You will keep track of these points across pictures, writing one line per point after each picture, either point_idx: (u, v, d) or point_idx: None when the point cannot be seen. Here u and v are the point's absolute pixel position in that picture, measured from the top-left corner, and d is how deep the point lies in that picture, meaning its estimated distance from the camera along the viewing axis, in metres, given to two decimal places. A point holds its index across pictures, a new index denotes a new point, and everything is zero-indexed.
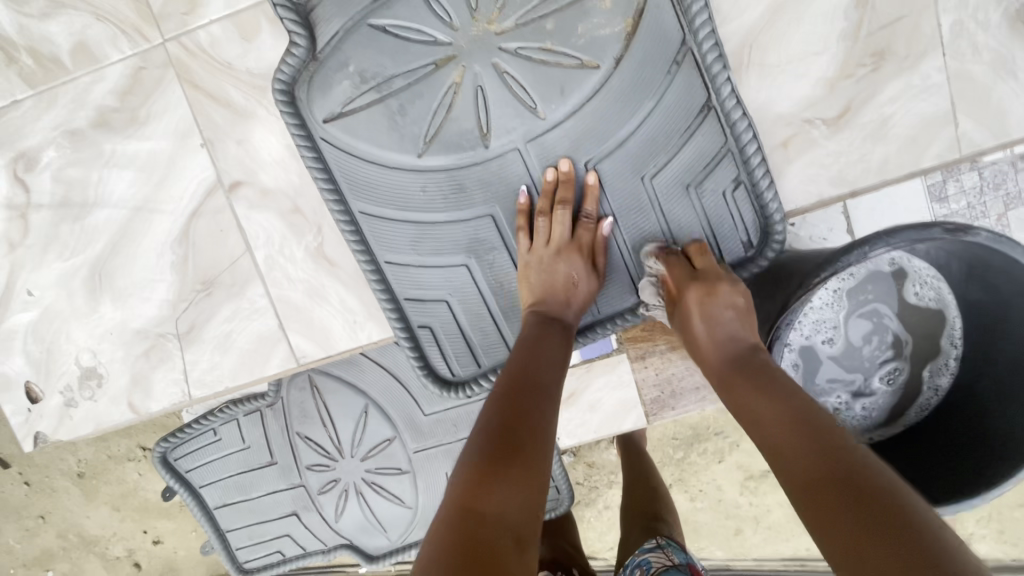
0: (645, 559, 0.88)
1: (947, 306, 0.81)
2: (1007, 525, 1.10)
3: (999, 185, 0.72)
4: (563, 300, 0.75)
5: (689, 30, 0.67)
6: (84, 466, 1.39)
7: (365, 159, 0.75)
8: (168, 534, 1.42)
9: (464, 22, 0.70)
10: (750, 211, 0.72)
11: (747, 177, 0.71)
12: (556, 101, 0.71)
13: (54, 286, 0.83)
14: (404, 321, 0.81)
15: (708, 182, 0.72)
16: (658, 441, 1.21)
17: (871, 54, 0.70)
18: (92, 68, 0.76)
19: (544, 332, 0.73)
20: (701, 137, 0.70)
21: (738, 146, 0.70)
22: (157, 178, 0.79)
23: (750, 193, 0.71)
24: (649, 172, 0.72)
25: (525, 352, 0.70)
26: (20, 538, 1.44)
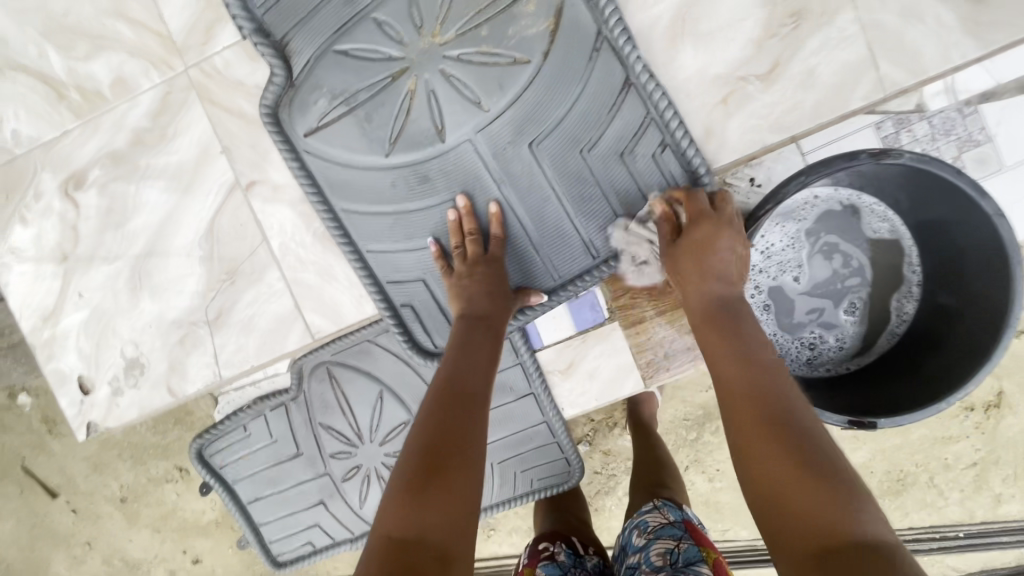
0: (641, 519, 0.94)
1: (901, 235, 0.87)
2: (998, 452, 1.14)
3: (950, 131, 0.81)
4: (486, 309, 0.84)
5: (602, 23, 0.79)
6: (124, 491, 1.48)
7: (341, 162, 0.87)
8: (205, 553, 1.50)
9: (412, 39, 0.82)
10: (678, 168, 0.82)
11: (671, 140, 0.81)
12: (496, 94, 0.82)
13: (101, 287, 0.95)
14: (387, 299, 0.92)
15: (638, 148, 0.82)
16: (671, 424, 1.26)
17: (790, 15, 0.80)
18: (128, 96, 0.90)
19: (470, 340, 0.80)
20: (627, 109, 0.81)
21: (659, 114, 0.81)
22: (184, 185, 0.92)
23: (676, 154, 0.81)
24: (586, 146, 0.82)
25: (456, 362, 0.78)
26: (68, 567, 1.53)
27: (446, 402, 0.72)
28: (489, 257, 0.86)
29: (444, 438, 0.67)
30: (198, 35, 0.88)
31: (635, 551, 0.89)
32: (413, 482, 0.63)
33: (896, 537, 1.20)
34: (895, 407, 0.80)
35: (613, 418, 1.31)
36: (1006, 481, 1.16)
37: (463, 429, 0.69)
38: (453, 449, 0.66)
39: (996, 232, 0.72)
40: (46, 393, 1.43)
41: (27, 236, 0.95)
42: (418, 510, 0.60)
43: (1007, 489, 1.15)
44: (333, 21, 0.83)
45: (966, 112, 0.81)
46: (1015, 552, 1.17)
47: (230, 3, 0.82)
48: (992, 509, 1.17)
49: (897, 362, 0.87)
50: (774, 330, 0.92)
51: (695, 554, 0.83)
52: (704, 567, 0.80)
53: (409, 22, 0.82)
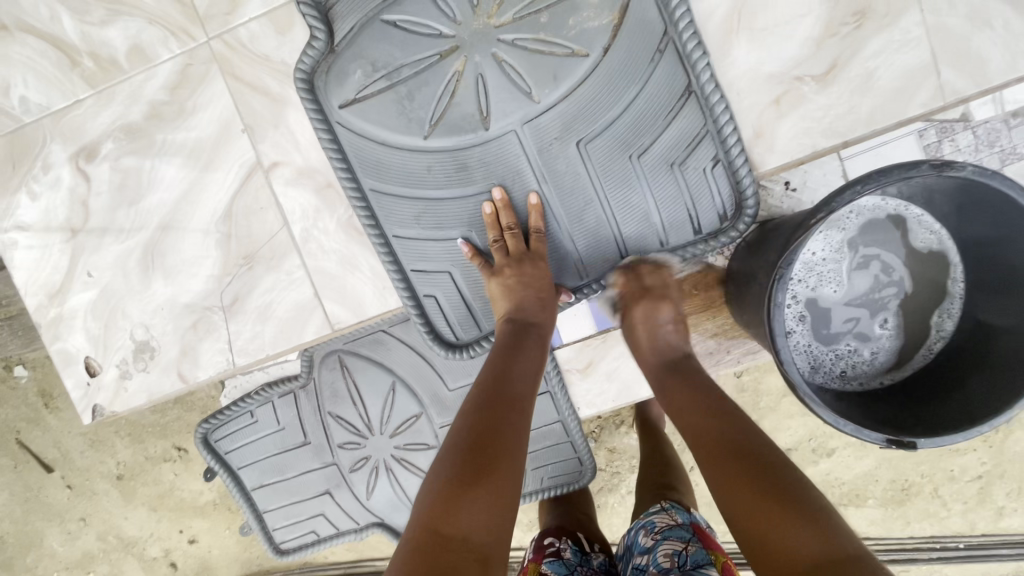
0: (649, 520, 0.91)
1: (947, 250, 0.85)
2: (1009, 469, 1.13)
3: (993, 142, 0.78)
4: (534, 313, 0.80)
5: (669, 23, 0.75)
6: (121, 469, 1.46)
7: (376, 138, 0.82)
8: (202, 533, 1.47)
9: (466, 17, 0.78)
10: (728, 187, 0.79)
11: (724, 155, 0.78)
12: (549, 86, 0.78)
13: (112, 266, 0.91)
14: (410, 288, 0.88)
15: (690, 160, 0.79)
16: (678, 424, 1.24)
17: (852, 13, 0.76)
18: (146, 67, 0.85)
19: (521, 345, 0.77)
20: (684, 118, 0.77)
21: (717, 127, 0.77)
22: (203, 163, 0.87)
23: (728, 170, 0.78)
24: (636, 151, 0.79)
25: (500, 360, 0.75)
26: (62, 543, 1.51)
27: (496, 405, 0.69)
28: (530, 255, 0.82)
29: (493, 442, 0.65)
30: (223, 5, 0.83)
31: (643, 552, 0.85)
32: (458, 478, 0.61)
33: (896, 545, 1.19)
34: (935, 427, 0.77)
35: (621, 416, 1.29)
36: (1009, 495, 1.15)
37: (511, 434, 0.66)
38: (502, 453, 0.63)
39: None
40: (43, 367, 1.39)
41: (34, 210, 0.90)
42: (462, 508, 0.58)
43: (1013, 506, 1.15)
44: None
45: (1011, 124, 0.78)
46: (1015, 566, 1.17)
47: None
48: (999, 525, 1.16)
49: (935, 379, 0.85)
50: (807, 341, 0.89)
51: (702, 555, 0.79)
52: (711, 569, 0.75)
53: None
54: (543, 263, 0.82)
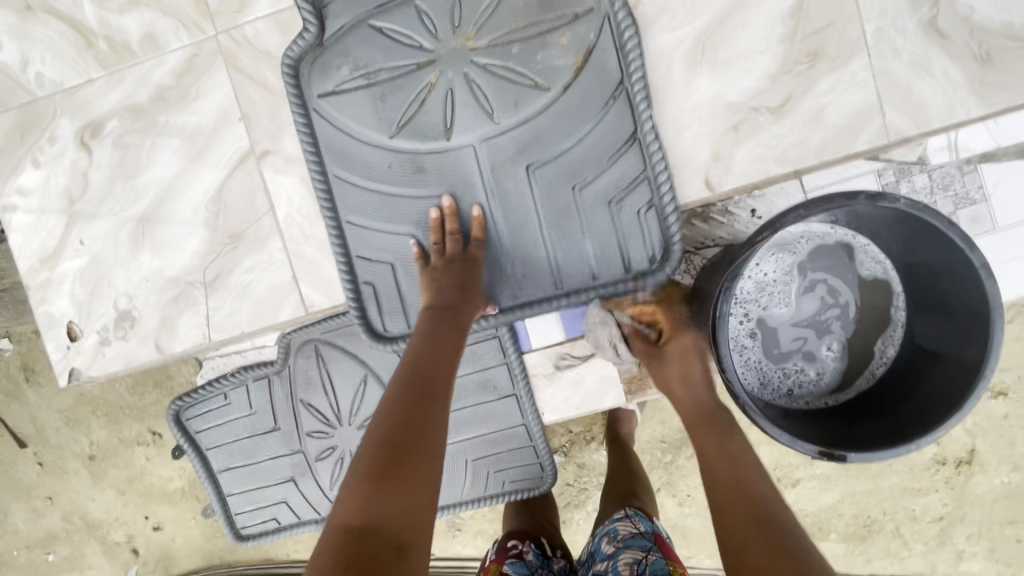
0: (612, 527, 0.96)
1: (891, 280, 0.90)
2: (961, 504, 1.16)
3: (948, 185, 0.87)
4: (460, 303, 0.85)
5: (625, 73, 0.83)
6: (94, 449, 1.48)
7: (345, 131, 0.89)
8: (167, 520, 1.48)
9: (446, 35, 0.86)
10: (657, 231, 0.86)
11: (658, 202, 0.86)
12: (509, 110, 0.86)
13: (104, 236, 0.95)
14: (352, 274, 0.93)
15: (626, 201, 0.86)
16: (649, 444, 1.28)
17: (806, 54, 0.83)
18: (156, 54, 0.92)
19: (439, 333, 0.81)
20: (625, 162, 0.85)
21: (653, 174, 0.85)
22: (200, 146, 0.93)
23: (659, 215, 0.86)
24: (579, 184, 0.87)
25: (418, 349, 0.78)
26: (27, 520, 1.52)
27: (412, 394, 0.71)
28: (464, 257, 0.88)
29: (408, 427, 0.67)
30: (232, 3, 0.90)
31: (604, 558, 0.90)
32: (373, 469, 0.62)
33: None
34: (867, 444, 0.81)
35: (591, 432, 1.32)
36: (969, 537, 1.17)
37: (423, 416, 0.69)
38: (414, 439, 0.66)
39: (983, 288, 0.74)
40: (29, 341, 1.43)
41: (36, 177, 0.96)
42: (377, 498, 0.60)
43: (964, 544, 1.17)
44: None
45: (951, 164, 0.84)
46: None
47: None
48: (949, 561, 1.18)
49: (875, 402, 0.89)
50: (757, 358, 0.94)
51: (660, 566, 0.85)
52: None
53: (448, 19, 0.86)
54: (474, 265, 0.87)
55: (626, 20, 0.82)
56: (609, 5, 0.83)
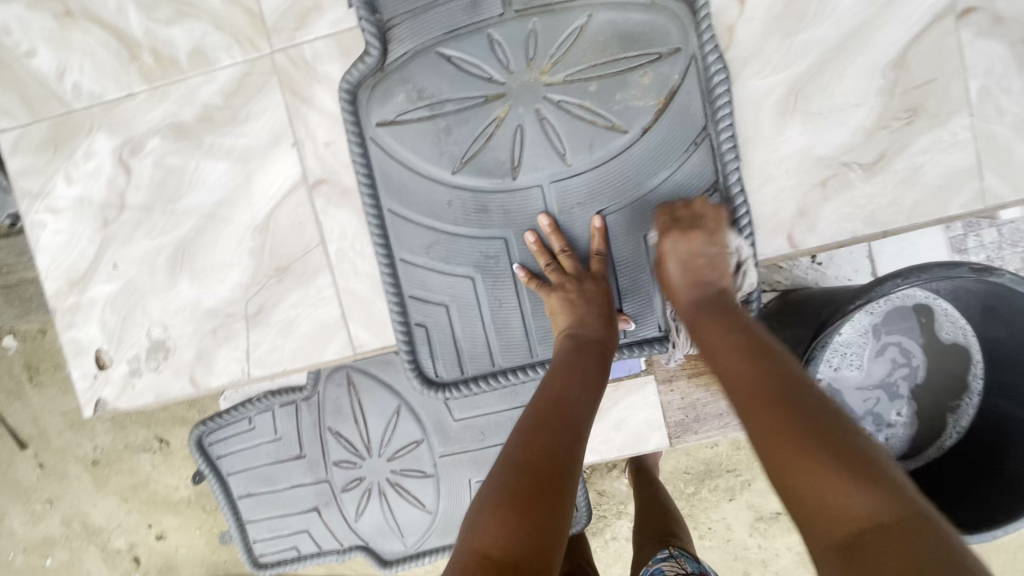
0: (657, 567, 0.90)
1: (972, 347, 0.86)
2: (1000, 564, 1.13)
3: (1016, 242, 0.90)
4: (597, 329, 0.77)
5: (710, 119, 0.79)
6: (98, 454, 1.42)
7: (405, 163, 0.83)
8: (171, 531, 1.43)
9: (519, 68, 0.80)
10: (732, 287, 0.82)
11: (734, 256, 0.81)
12: (584, 151, 0.81)
13: (139, 261, 0.89)
14: (403, 314, 0.86)
15: None
16: (670, 474, 1.24)
17: (905, 110, 0.78)
18: (205, 70, 0.86)
19: (576, 363, 0.73)
20: None
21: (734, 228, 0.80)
22: (248, 171, 0.87)
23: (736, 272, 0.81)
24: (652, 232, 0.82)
25: (560, 378, 0.72)
26: (23, 524, 1.46)
27: (551, 427, 0.65)
28: (588, 275, 0.80)
29: (540, 463, 0.61)
30: (292, 21, 0.84)
31: None
32: (513, 498, 0.58)
33: None
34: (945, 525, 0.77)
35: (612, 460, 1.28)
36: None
37: (568, 453, 0.63)
38: (560, 476, 0.61)
39: None
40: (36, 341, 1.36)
41: (69, 194, 0.89)
42: (517, 531, 0.55)
43: None
44: (446, 23, 0.80)
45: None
46: None
47: None
48: None
49: (946, 475, 0.86)
50: None
51: None
52: None
53: (521, 51, 0.80)
54: (601, 282, 0.80)
55: (715, 63, 0.77)
56: (698, 46, 0.78)
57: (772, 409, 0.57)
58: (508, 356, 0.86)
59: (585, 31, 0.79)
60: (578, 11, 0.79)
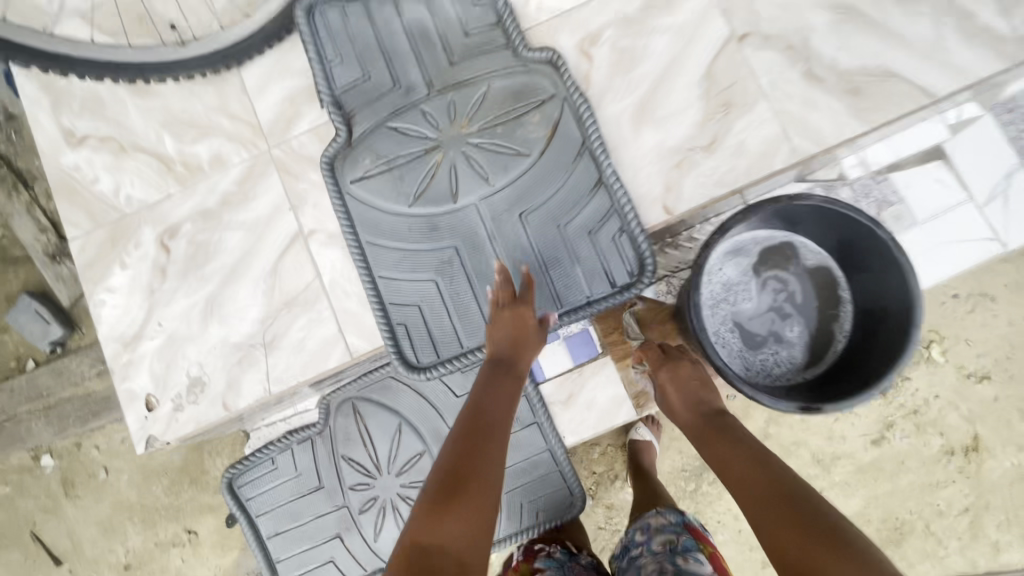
0: (644, 521, 1.03)
1: (832, 266, 1.09)
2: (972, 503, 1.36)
3: None
4: (521, 337, 1.00)
5: (586, 135, 1.09)
6: (129, 557, 1.59)
7: (374, 205, 1.12)
8: None
9: (446, 126, 1.12)
10: (631, 251, 1.07)
11: (626, 228, 1.07)
12: (501, 174, 1.10)
13: (178, 317, 1.14)
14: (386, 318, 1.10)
15: (602, 230, 1.08)
16: (670, 475, 1.40)
17: (721, 106, 1.09)
18: (221, 169, 1.17)
19: (499, 384, 0.93)
20: (597, 200, 1.08)
21: (620, 207, 1.07)
22: (257, 233, 1.15)
23: (630, 238, 1.06)
24: (562, 222, 1.08)
25: (497, 358, 0.98)
26: None
27: (471, 437, 0.83)
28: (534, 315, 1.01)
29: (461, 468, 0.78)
30: (281, 125, 1.17)
31: (640, 547, 0.98)
32: (464, 439, 0.83)
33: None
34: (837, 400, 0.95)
35: (614, 471, 1.43)
36: (998, 528, 1.43)
37: (501, 407, 0.89)
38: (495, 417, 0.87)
39: (891, 255, 0.94)
40: (71, 457, 1.60)
41: (123, 276, 1.17)
42: (469, 455, 0.80)
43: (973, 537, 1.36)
44: (391, 106, 1.13)
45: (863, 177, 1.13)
46: None
47: (319, 83, 1.13)
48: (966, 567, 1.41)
49: (842, 370, 1.05)
50: (739, 348, 1.10)
51: (692, 549, 0.92)
52: (700, 560, 0.89)
53: (446, 115, 1.12)
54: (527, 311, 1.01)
55: (579, 98, 1.09)
56: (566, 90, 1.10)
57: (769, 507, 0.71)
58: (472, 337, 1.09)
59: (488, 95, 1.12)
60: (480, 83, 1.12)
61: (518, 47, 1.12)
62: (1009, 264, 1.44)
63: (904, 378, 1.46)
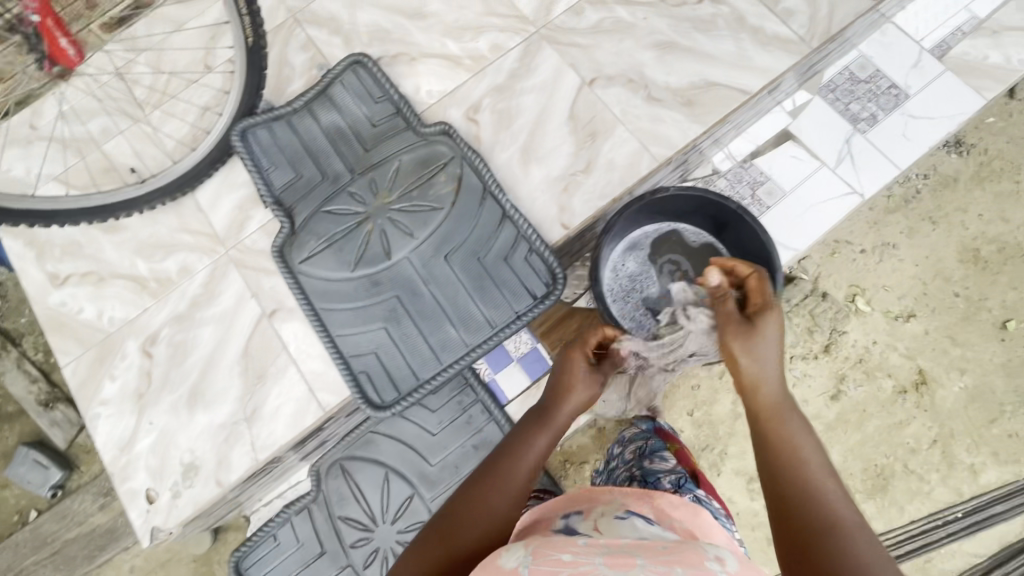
0: (625, 432, 1.32)
1: (713, 241, 1.29)
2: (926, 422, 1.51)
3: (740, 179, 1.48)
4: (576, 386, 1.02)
5: (485, 182, 1.31)
6: None
7: (322, 277, 1.30)
8: None
9: (371, 200, 1.34)
10: (542, 266, 1.26)
11: (533, 248, 1.27)
12: (423, 227, 1.31)
13: (167, 411, 1.28)
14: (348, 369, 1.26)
15: (514, 254, 1.27)
16: None
17: (588, 136, 1.35)
18: (189, 276, 1.36)
19: (520, 447, 0.95)
20: (504, 231, 1.28)
21: (525, 232, 1.27)
22: (227, 323, 1.32)
23: (538, 256, 1.26)
24: (481, 255, 1.28)
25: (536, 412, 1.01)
26: None
27: (482, 484, 0.90)
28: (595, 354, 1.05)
29: (483, 494, 0.88)
30: (234, 230, 1.38)
31: (622, 451, 1.28)
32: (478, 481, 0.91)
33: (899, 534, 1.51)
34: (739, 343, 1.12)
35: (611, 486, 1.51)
36: (970, 452, 1.52)
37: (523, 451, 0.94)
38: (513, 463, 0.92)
39: (745, 219, 1.16)
40: None
41: (114, 388, 1.31)
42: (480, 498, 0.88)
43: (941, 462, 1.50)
44: (323, 194, 1.35)
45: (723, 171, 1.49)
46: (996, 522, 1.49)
47: (261, 188, 1.36)
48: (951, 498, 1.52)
49: None
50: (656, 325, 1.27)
51: (657, 447, 1.24)
52: (663, 455, 1.21)
53: (369, 191, 1.34)
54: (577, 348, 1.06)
55: (473, 155, 1.32)
56: (462, 150, 1.34)
57: (804, 535, 0.71)
58: (424, 369, 1.24)
59: (401, 168, 1.35)
60: (392, 160, 1.36)
61: (417, 127, 1.37)
62: (898, 214, 1.61)
63: (842, 332, 1.57)
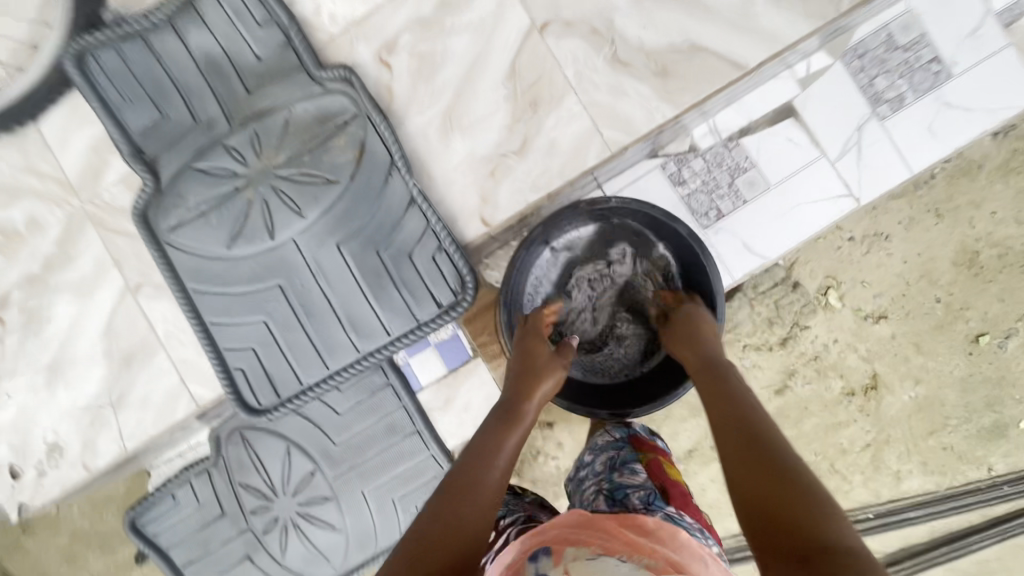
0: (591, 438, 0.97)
1: (660, 256, 1.06)
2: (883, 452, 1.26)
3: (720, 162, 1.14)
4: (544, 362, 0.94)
5: (393, 154, 1.05)
6: None
7: (193, 252, 1.09)
8: None
9: (252, 160, 1.07)
10: (452, 270, 1.07)
11: (442, 246, 1.06)
12: (313, 205, 1.06)
13: (24, 387, 1.15)
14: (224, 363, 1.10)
15: (419, 251, 1.07)
16: None
17: (529, 105, 1.06)
18: (37, 230, 1.14)
19: (496, 441, 0.81)
20: (410, 221, 1.06)
21: (434, 226, 1.06)
22: (86, 293, 1.14)
23: (447, 257, 1.06)
24: (380, 247, 1.07)
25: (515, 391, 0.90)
26: None
27: (456, 489, 0.72)
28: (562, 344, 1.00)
29: (455, 505, 0.70)
30: (89, 178, 1.13)
31: (586, 464, 0.92)
32: (451, 484, 0.74)
33: None
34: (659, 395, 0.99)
35: None
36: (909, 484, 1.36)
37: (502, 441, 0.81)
38: (491, 455, 0.78)
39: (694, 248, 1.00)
40: None
41: None
42: (455, 506, 0.71)
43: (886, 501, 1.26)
44: (193, 146, 1.08)
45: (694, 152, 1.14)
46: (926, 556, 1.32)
47: (113, 130, 1.07)
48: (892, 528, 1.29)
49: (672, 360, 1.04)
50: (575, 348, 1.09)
51: (632, 461, 0.88)
52: (641, 471, 0.86)
53: (250, 148, 1.07)
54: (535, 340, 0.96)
55: (379, 118, 1.04)
56: (367, 107, 1.05)
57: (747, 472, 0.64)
58: (309, 372, 1.10)
59: (290, 121, 1.07)
60: (280, 110, 1.07)
61: (314, 69, 1.06)
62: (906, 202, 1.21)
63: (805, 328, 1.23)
